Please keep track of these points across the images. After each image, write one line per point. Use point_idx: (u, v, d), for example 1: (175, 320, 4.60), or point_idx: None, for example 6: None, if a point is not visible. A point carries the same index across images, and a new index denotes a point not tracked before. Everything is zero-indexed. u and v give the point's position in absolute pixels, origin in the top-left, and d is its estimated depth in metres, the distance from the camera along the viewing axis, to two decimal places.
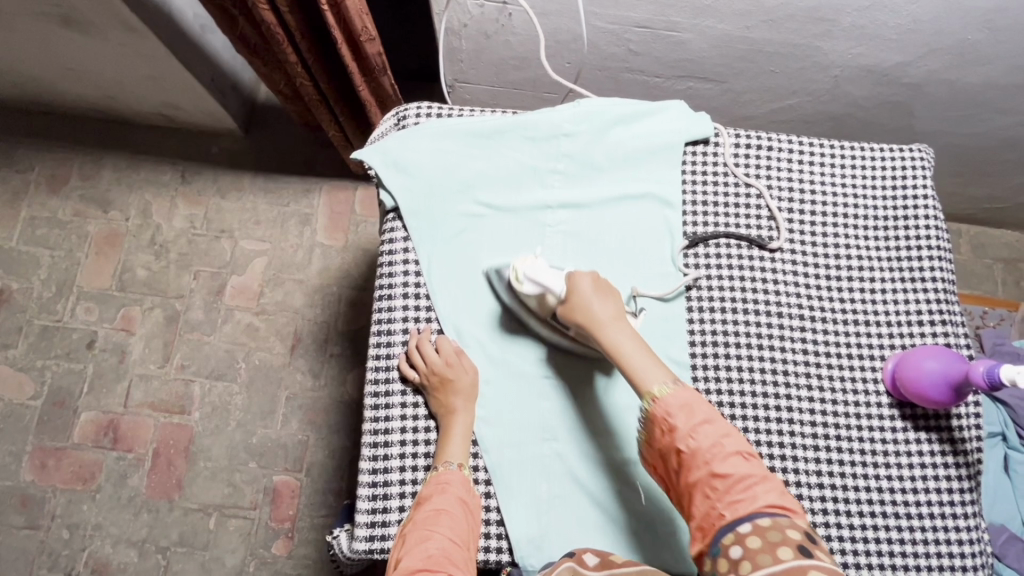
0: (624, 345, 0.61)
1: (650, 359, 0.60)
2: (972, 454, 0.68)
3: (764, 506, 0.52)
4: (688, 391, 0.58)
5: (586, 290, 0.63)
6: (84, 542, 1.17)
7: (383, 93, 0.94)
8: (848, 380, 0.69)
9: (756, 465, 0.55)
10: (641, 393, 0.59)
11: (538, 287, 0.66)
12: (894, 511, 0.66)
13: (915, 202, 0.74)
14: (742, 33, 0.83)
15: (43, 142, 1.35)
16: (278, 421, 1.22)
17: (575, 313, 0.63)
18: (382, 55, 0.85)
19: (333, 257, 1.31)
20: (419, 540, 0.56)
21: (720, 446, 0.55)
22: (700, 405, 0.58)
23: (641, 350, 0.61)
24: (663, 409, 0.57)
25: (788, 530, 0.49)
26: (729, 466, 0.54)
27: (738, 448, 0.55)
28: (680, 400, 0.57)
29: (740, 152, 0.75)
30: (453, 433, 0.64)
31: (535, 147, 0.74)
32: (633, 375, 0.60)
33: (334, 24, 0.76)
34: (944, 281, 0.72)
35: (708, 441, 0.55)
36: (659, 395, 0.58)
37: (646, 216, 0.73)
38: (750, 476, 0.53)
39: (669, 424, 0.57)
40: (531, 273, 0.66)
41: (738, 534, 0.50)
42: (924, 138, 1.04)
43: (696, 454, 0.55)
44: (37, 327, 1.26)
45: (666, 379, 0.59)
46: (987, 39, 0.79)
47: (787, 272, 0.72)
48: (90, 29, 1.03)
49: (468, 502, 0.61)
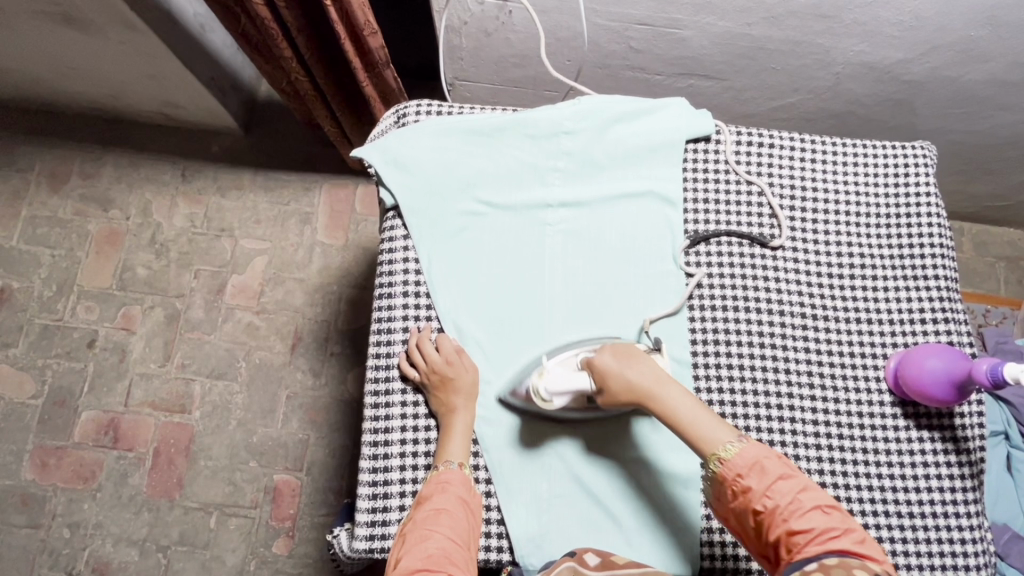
0: (680, 412, 0.59)
1: (707, 418, 0.59)
2: (975, 453, 0.67)
3: (835, 550, 0.51)
4: (753, 446, 0.57)
5: (620, 369, 0.61)
6: (84, 541, 1.17)
7: (385, 87, 0.94)
8: (850, 379, 0.69)
9: (836, 518, 0.54)
10: (707, 456, 0.58)
11: (565, 396, 0.63)
12: (897, 510, 0.66)
13: (918, 200, 0.74)
14: (743, 30, 0.82)
15: (42, 141, 1.35)
16: (279, 420, 1.22)
17: (621, 395, 0.61)
18: (383, 48, 0.85)
19: (333, 256, 1.30)
20: (418, 540, 0.56)
21: (798, 501, 0.54)
22: (771, 461, 0.56)
23: (696, 408, 0.60)
24: (732, 470, 0.56)
25: (856, 571, 0.49)
26: (805, 518, 0.53)
27: (816, 501, 0.54)
28: (750, 458, 0.56)
29: (741, 150, 0.75)
30: (453, 432, 0.64)
31: (535, 145, 0.74)
32: (697, 439, 0.58)
33: (337, 19, 0.76)
34: (947, 280, 0.72)
35: (786, 498, 0.54)
36: (725, 457, 0.57)
37: (646, 214, 0.72)
38: (827, 527, 0.53)
39: (742, 485, 0.56)
40: (553, 389, 0.63)
41: (808, 574, 0.50)
42: (926, 136, 1.03)
43: (774, 512, 0.54)
44: (38, 326, 1.26)
45: (729, 438, 0.58)
46: (989, 36, 0.78)
47: (789, 271, 0.72)
48: (89, 27, 1.03)
49: (469, 501, 0.60)
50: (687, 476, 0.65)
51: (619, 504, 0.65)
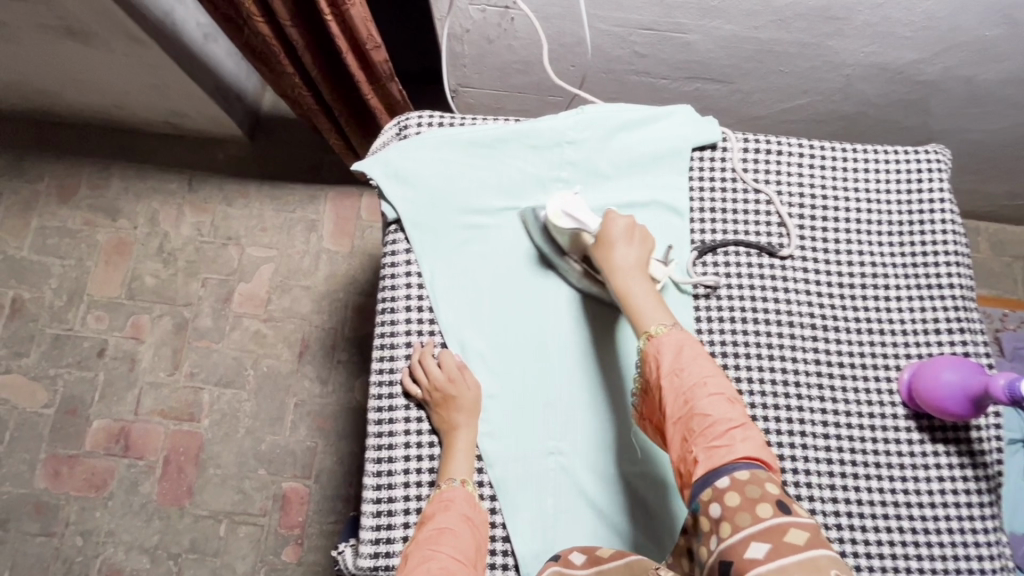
0: (636, 292, 0.61)
1: (658, 304, 0.61)
2: (992, 467, 0.66)
3: (743, 456, 0.51)
4: (685, 335, 0.58)
5: (612, 236, 0.64)
6: (97, 548, 1.18)
7: (391, 99, 0.93)
8: (862, 392, 0.67)
9: (739, 411, 0.54)
10: (638, 330, 0.60)
11: (575, 223, 0.67)
12: (912, 525, 0.64)
13: (931, 206, 0.72)
14: (751, 33, 0.81)
15: (51, 152, 1.36)
16: (287, 427, 1.22)
17: (600, 252, 0.64)
18: (387, 63, 0.84)
19: (339, 262, 1.30)
20: (421, 560, 0.55)
21: (703, 385, 0.54)
22: (691, 346, 0.57)
23: (652, 295, 0.62)
24: (655, 347, 0.58)
25: (767, 485, 0.48)
26: (710, 409, 0.53)
27: (721, 390, 0.54)
28: (674, 340, 0.57)
29: (749, 157, 0.73)
30: (456, 449, 0.64)
31: (538, 155, 0.72)
32: (636, 314, 0.61)
33: (336, 33, 0.75)
34: (962, 287, 0.70)
35: (692, 379, 0.55)
36: (654, 335, 0.58)
37: (652, 223, 0.71)
38: (730, 420, 0.52)
39: (658, 361, 0.57)
40: (569, 209, 0.67)
41: (717, 491, 0.49)
42: (941, 136, 1.01)
43: (679, 393, 0.55)
44: (49, 336, 1.28)
45: (665, 322, 0.59)
46: (1006, 35, 0.76)
47: (798, 281, 0.70)
48: (94, 39, 1.03)
49: (471, 519, 0.60)
50: None
51: (622, 517, 0.64)
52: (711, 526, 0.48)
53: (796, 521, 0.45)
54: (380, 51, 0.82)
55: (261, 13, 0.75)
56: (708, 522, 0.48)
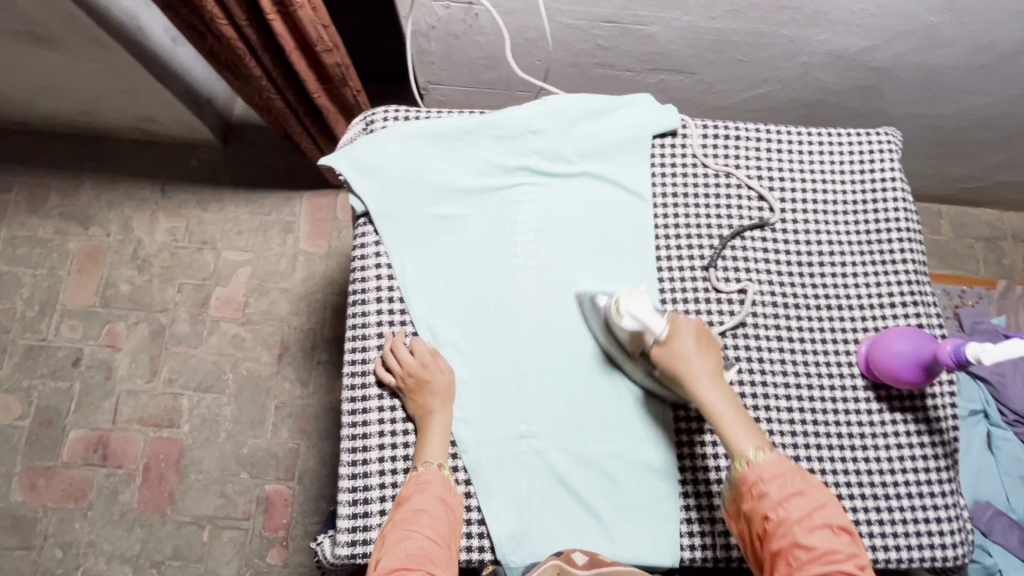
0: (721, 407, 0.61)
1: (743, 421, 0.61)
2: (948, 433, 0.68)
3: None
4: (786, 462, 0.58)
5: (686, 351, 0.62)
6: (77, 560, 1.17)
7: (345, 100, 0.95)
8: (823, 365, 0.70)
9: (844, 541, 0.54)
10: (733, 454, 0.59)
11: (638, 323, 0.63)
12: (872, 491, 0.67)
13: (883, 185, 0.75)
14: (708, 23, 0.83)
15: (20, 161, 1.34)
16: (268, 430, 1.22)
17: (677, 368, 0.62)
18: (339, 66, 0.85)
19: (317, 263, 1.30)
20: (397, 540, 0.57)
21: (809, 517, 0.55)
22: (793, 475, 0.58)
23: (736, 411, 0.61)
24: (754, 474, 0.58)
25: None
26: (813, 537, 0.54)
27: (827, 520, 0.55)
28: (772, 469, 0.57)
29: (708, 144, 0.76)
30: (430, 433, 0.65)
31: (503, 145, 0.74)
32: (727, 436, 0.60)
33: (284, 33, 0.76)
34: (914, 262, 0.73)
35: (798, 511, 0.55)
36: (753, 460, 0.58)
37: (618, 211, 0.73)
38: (833, 549, 0.53)
39: (759, 490, 0.57)
40: (633, 311, 0.62)
41: None
42: (898, 121, 1.04)
43: (783, 523, 0.55)
44: (22, 347, 1.26)
45: (759, 444, 0.59)
46: (950, 20, 0.79)
47: (759, 261, 0.72)
48: (60, 45, 1.03)
49: (447, 502, 0.61)
50: (660, 466, 0.66)
51: (596, 496, 0.66)
52: None
53: None
54: (334, 54, 0.83)
55: (223, 15, 0.74)
56: None
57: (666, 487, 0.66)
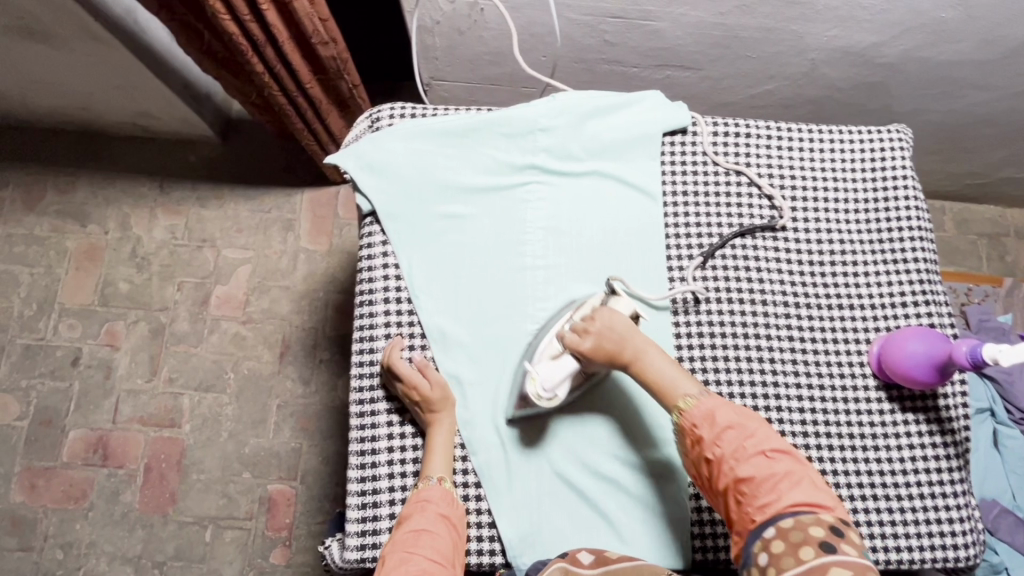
0: (650, 368, 0.63)
1: (672, 371, 0.63)
2: (960, 433, 0.68)
3: (790, 505, 0.54)
4: (716, 399, 0.61)
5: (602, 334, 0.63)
6: (78, 561, 1.16)
7: (341, 93, 0.94)
8: (834, 365, 0.69)
9: (781, 461, 0.57)
10: (669, 406, 0.62)
11: (565, 380, 0.64)
12: (884, 492, 0.66)
13: (895, 183, 0.74)
14: (717, 19, 0.82)
15: (15, 158, 1.32)
16: (271, 430, 1.21)
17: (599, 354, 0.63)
18: (335, 59, 0.84)
19: (318, 261, 1.29)
20: (398, 563, 0.56)
21: (743, 448, 0.57)
22: (724, 410, 0.60)
23: (665, 366, 0.63)
24: (689, 420, 0.60)
25: (811, 529, 0.52)
26: (754, 467, 0.56)
27: (761, 447, 0.57)
28: (705, 410, 0.59)
29: (718, 141, 0.75)
30: (433, 445, 0.64)
31: (511, 143, 0.73)
32: (659, 392, 0.62)
33: (281, 26, 0.74)
34: (926, 261, 0.72)
35: (732, 446, 0.58)
36: (686, 408, 0.60)
37: (626, 209, 0.72)
38: (773, 476, 0.56)
39: (697, 434, 0.59)
40: (549, 385, 0.63)
41: (765, 541, 0.53)
42: (905, 117, 1.04)
43: (722, 461, 0.58)
44: (20, 346, 1.25)
45: (690, 390, 0.61)
46: (961, 16, 0.79)
47: (770, 259, 0.72)
48: (55, 40, 1.01)
49: (449, 518, 0.60)
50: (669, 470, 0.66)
51: (606, 501, 0.65)
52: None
53: (838, 561, 0.50)
54: (329, 47, 0.82)
55: (226, 10, 0.70)
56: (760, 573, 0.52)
57: (679, 490, 0.66)
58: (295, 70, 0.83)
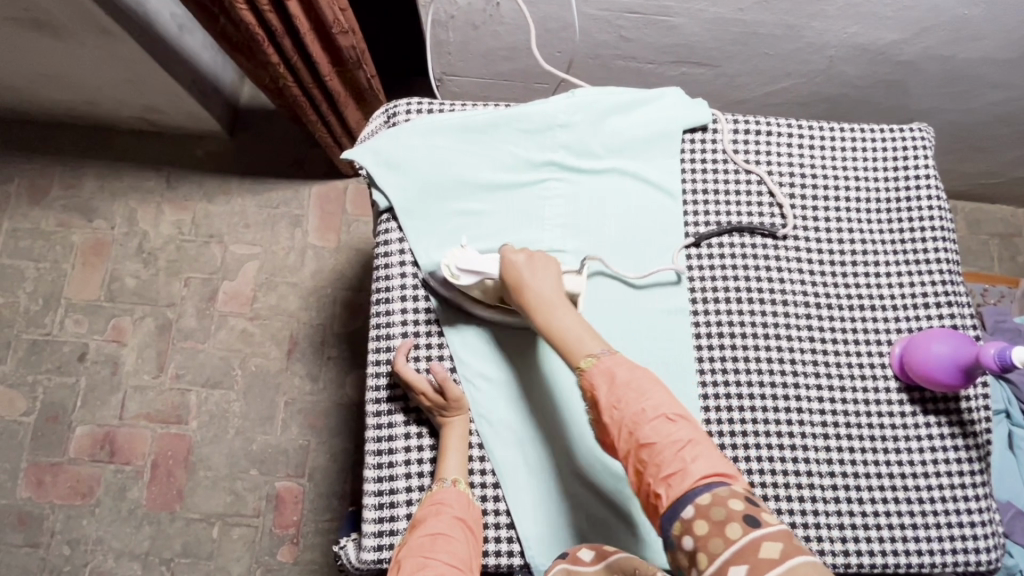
0: (557, 324, 0.60)
1: (584, 332, 0.60)
2: (981, 436, 0.67)
3: (701, 476, 0.51)
4: (619, 359, 0.58)
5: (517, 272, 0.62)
6: (85, 557, 1.15)
7: (359, 83, 0.92)
8: (856, 366, 0.69)
9: (683, 426, 0.54)
10: (572, 364, 0.59)
11: (474, 275, 0.64)
12: (906, 495, 0.66)
13: (917, 183, 0.73)
14: (736, 15, 0.81)
15: (21, 152, 1.31)
16: (278, 427, 1.21)
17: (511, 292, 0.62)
18: (354, 48, 0.83)
19: (326, 258, 1.28)
20: (415, 568, 0.54)
21: (643, 412, 0.54)
22: (621, 368, 0.57)
23: (575, 324, 0.60)
24: (589, 380, 0.57)
25: (730, 503, 0.49)
26: (654, 433, 0.53)
27: (661, 411, 0.54)
28: (604, 368, 0.57)
29: (738, 138, 0.74)
30: (448, 446, 0.64)
31: (530, 139, 0.72)
32: (564, 349, 0.60)
33: (301, 15, 0.74)
34: (948, 262, 0.71)
35: (630, 410, 0.54)
36: (585, 367, 0.58)
37: (646, 207, 0.71)
38: (676, 442, 0.53)
39: (595, 395, 0.57)
40: (463, 265, 0.64)
41: (685, 522, 0.49)
42: (922, 116, 1.02)
43: (621, 426, 0.55)
44: (26, 342, 1.24)
45: (594, 350, 0.58)
46: (983, 13, 0.78)
47: (790, 259, 0.71)
48: (64, 33, 1.00)
49: (465, 520, 0.59)
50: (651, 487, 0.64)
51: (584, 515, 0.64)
52: (689, 561, 0.49)
53: (764, 534, 0.47)
54: (349, 37, 0.81)
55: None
56: (686, 557, 0.49)
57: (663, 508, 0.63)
58: (314, 61, 0.83)
